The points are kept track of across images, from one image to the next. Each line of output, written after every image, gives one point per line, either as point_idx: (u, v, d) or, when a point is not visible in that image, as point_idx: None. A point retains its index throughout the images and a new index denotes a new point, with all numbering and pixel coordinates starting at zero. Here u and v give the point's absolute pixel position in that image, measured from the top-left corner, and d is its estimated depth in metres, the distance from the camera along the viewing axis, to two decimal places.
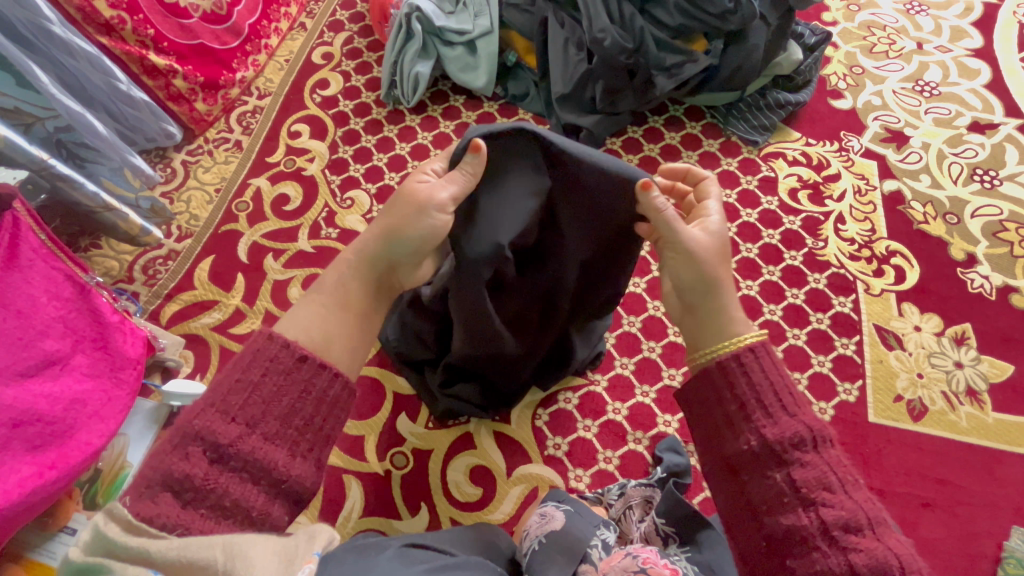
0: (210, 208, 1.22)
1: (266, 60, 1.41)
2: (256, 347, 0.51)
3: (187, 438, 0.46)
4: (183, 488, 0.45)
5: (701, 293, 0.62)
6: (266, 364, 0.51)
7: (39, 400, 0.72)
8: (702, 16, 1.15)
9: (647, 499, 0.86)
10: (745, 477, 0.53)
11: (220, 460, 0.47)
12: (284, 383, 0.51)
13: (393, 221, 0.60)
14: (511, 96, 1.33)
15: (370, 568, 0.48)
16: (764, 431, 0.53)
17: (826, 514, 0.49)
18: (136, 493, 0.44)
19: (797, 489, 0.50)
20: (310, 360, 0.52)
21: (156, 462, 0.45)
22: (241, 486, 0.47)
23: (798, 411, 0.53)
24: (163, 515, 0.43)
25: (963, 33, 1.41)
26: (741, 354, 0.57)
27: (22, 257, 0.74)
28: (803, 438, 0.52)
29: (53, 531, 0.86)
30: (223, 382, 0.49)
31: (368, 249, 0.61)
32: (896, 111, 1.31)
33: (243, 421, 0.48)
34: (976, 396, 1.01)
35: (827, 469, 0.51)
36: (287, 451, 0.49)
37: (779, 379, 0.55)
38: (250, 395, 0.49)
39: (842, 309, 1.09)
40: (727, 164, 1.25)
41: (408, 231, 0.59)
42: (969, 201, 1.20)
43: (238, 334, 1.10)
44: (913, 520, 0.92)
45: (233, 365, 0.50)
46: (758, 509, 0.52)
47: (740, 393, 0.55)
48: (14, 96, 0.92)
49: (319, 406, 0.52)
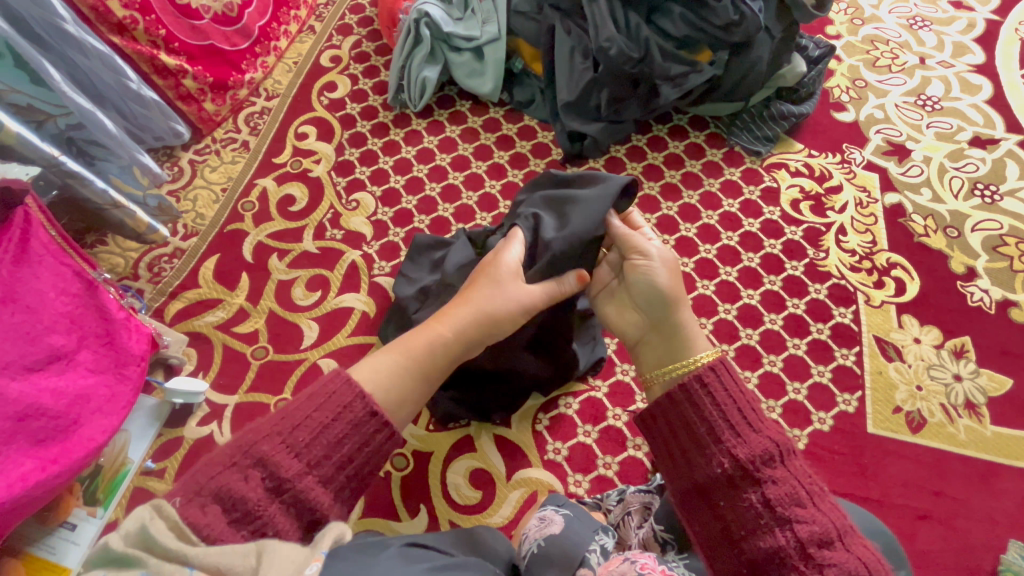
0: (216, 207, 1.23)
1: (275, 62, 1.43)
2: (334, 390, 0.53)
3: (252, 462, 0.49)
4: (234, 507, 0.47)
5: (663, 309, 0.69)
6: (337, 409, 0.52)
7: (45, 395, 0.73)
8: (707, 28, 1.15)
9: (646, 506, 0.82)
10: (722, 501, 0.57)
11: (274, 489, 0.49)
12: (349, 433, 0.52)
13: (491, 308, 0.67)
14: (517, 102, 1.35)
15: (371, 564, 0.48)
16: (735, 451, 0.57)
17: (801, 530, 0.52)
18: (187, 498, 0.47)
19: (772, 509, 0.54)
20: (379, 418, 0.54)
21: (212, 475, 0.48)
22: (285, 517, 0.49)
23: (762, 427, 0.58)
24: (208, 526, 0.45)
25: (966, 49, 1.42)
26: (703, 373, 0.61)
27: (31, 252, 0.75)
28: (772, 455, 0.56)
29: (53, 526, 0.89)
30: (295, 416, 0.51)
31: (465, 328, 0.66)
32: (898, 124, 1.32)
33: (304, 460, 0.50)
34: (975, 409, 1.01)
35: (796, 484, 0.55)
36: (334, 495, 0.51)
37: (743, 399, 0.60)
38: (316, 436, 0.51)
39: (842, 319, 1.10)
40: (730, 174, 1.26)
41: (504, 326, 0.68)
42: (969, 215, 1.20)
43: (242, 332, 1.10)
44: (910, 532, 0.92)
45: (309, 400, 0.52)
46: (734, 532, 0.56)
47: (707, 415, 0.60)
48: (28, 93, 0.93)
49: (374, 460, 0.54)
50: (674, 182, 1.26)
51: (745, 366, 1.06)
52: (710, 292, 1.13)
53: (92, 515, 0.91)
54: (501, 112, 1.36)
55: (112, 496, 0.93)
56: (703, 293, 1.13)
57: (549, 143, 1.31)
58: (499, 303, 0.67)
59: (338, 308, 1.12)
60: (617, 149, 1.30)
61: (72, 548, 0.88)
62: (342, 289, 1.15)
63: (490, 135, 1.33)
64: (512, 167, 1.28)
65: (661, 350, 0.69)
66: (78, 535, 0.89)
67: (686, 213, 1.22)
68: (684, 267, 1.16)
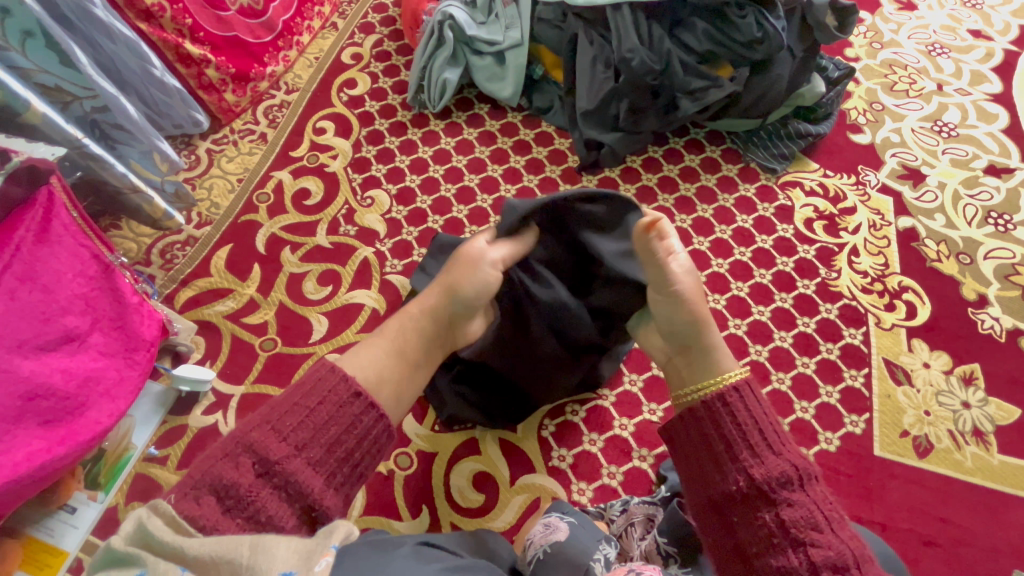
0: (231, 197, 1.24)
1: (296, 56, 1.44)
2: (319, 375, 0.56)
3: (241, 450, 0.49)
4: (228, 494, 0.47)
5: (691, 333, 0.70)
6: (324, 393, 0.55)
7: (55, 375, 0.72)
8: (730, 44, 1.17)
9: (649, 517, 0.82)
10: (736, 517, 0.57)
11: (265, 475, 0.49)
12: (335, 414, 0.54)
13: (452, 278, 0.70)
14: (535, 108, 1.36)
15: (388, 560, 0.49)
16: (752, 471, 0.57)
17: (815, 554, 0.52)
18: (181, 494, 0.46)
19: (786, 530, 0.54)
20: (363, 397, 0.56)
21: (205, 467, 0.48)
22: (278, 503, 0.49)
23: (782, 449, 0.58)
24: (203, 517, 0.45)
25: (983, 78, 1.43)
26: (725, 393, 0.62)
27: (52, 233, 0.75)
28: (789, 478, 0.56)
29: (52, 509, 0.88)
30: (283, 403, 0.53)
31: (432, 302, 0.71)
32: (914, 149, 1.33)
33: (293, 442, 0.51)
34: (982, 437, 1.01)
35: (813, 508, 0.54)
36: (324, 480, 0.52)
37: (764, 420, 0.60)
38: (304, 419, 0.52)
39: (852, 340, 1.10)
40: (745, 190, 1.27)
41: (465, 284, 0.70)
42: (982, 243, 1.21)
43: (251, 323, 1.10)
44: (914, 557, 0.92)
45: (295, 387, 0.54)
46: (748, 550, 0.56)
47: (727, 433, 0.60)
48: (56, 73, 0.93)
49: (360, 442, 0.55)
50: (689, 195, 1.26)
51: (753, 382, 1.06)
52: (721, 306, 1.13)
53: (92, 500, 0.90)
54: (519, 117, 1.37)
55: (113, 480, 0.92)
56: (713, 307, 1.13)
57: (565, 150, 1.31)
58: (459, 274, 0.70)
59: (348, 304, 1.12)
60: (633, 159, 1.31)
61: (71, 532, 0.87)
62: (353, 285, 1.15)
63: (507, 140, 1.33)
64: (528, 172, 1.29)
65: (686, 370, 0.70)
66: (78, 518, 0.88)
67: (700, 226, 1.22)
68: None
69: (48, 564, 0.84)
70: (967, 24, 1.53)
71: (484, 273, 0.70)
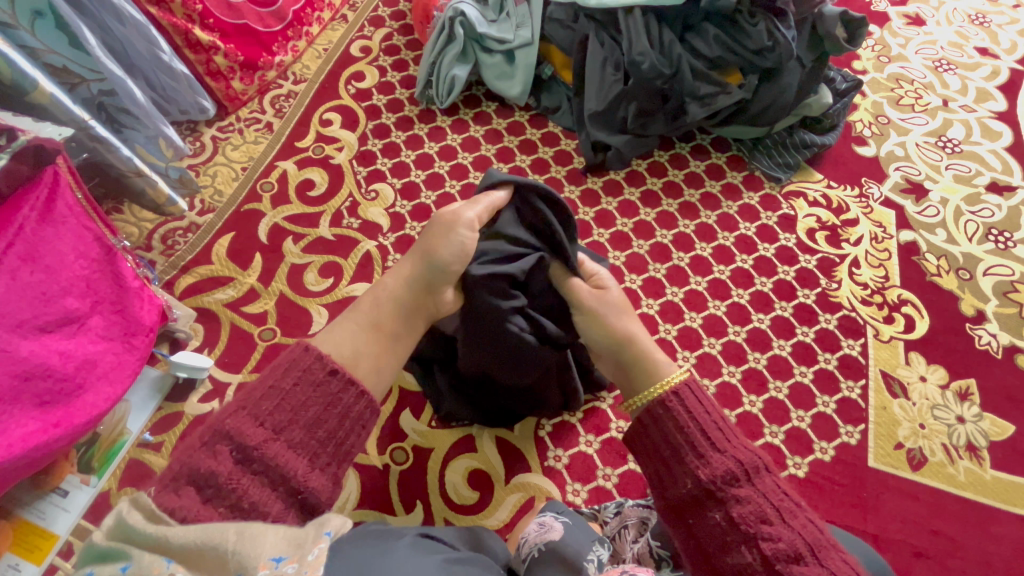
0: (234, 185, 1.23)
1: (305, 47, 1.43)
2: (292, 357, 0.55)
3: (218, 437, 0.49)
4: (207, 483, 0.47)
5: (617, 350, 0.72)
6: (299, 374, 0.54)
7: (54, 356, 0.72)
8: (739, 50, 1.17)
9: (643, 520, 0.80)
10: (690, 519, 0.57)
11: (244, 461, 0.49)
12: (312, 394, 0.54)
13: (427, 244, 0.68)
14: (543, 108, 1.36)
15: (388, 548, 0.49)
16: (699, 472, 0.57)
17: (767, 547, 0.52)
18: (161, 485, 0.46)
19: (737, 527, 0.54)
20: (340, 374, 0.55)
21: (184, 457, 0.48)
22: (259, 488, 0.48)
23: (726, 446, 0.58)
24: (184, 508, 0.45)
25: (989, 96, 1.44)
26: (666, 398, 0.62)
27: (56, 213, 0.74)
28: (736, 475, 0.56)
29: (45, 491, 0.88)
30: (257, 389, 0.52)
31: (407, 270, 0.68)
32: (918, 163, 1.33)
33: (270, 426, 0.51)
34: (976, 452, 1.02)
35: (762, 502, 0.55)
36: (308, 462, 0.51)
37: (705, 417, 0.60)
38: (279, 402, 0.52)
39: (850, 351, 1.10)
40: (748, 198, 1.27)
41: (439, 249, 0.67)
42: (982, 259, 1.21)
43: (251, 313, 1.10)
44: (904, 569, 0.92)
45: (270, 371, 0.54)
46: (706, 550, 0.56)
47: (672, 437, 0.61)
48: (65, 55, 0.92)
49: (342, 421, 0.54)
50: (692, 201, 1.26)
51: (751, 390, 1.06)
52: (720, 312, 1.13)
53: (84, 484, 0.90)
54: (526, 116, 1.37)
55: (107, 465, 0.92)
56: (713, 313, 1.13)
57: (571, 151, 1.31)
58: (437, 238, 0.68)
59: (349, 297, 1.12)
60: (639, 163, 1.31)
61: (62, 515, 0.87)
62: (354, 277, 1.14)
63: (513, 138, 1.33)
64: (533, 171, 1.29)
65: (627, 388, 0.70)
66: (69, 502, 0.88)
67: (702, 232, 1.23)
68: (697, 286, 1.16)
69: (39, 546, 0.85)
70: (975, 41, 1.53)
71: (460, 238, 0.68)
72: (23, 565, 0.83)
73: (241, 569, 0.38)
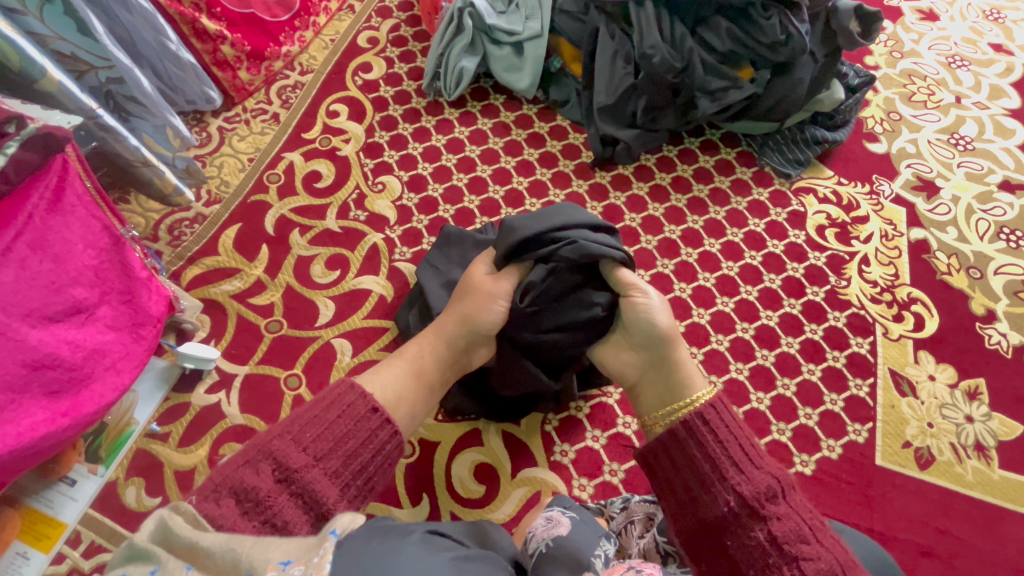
0: (241, 176, 1.23)
1: (312, 37, 1.42)
2: (339, 391, 0.56)
3: (263, 456, 0.50)
4: (246, 497, 0.48)
5: (658, 355, 0.74)
6: (343, 407, 0.55)
7: (62, 346, 0.71)
8: (752, 44, 1.16)
9: (650, 516, 0.79)
10: (729, 539, 0.59)
11: (283, 481, 0.50)
12: (353, 428, 0.55)
13: (466, 309, 0.75)
14: (551, 101, 1.35)
15: (402, 547, 0.48)
16: (740, 489, 0.60)
17: (806, 566, 0.55)
18: (201, 495, 0.47)
19: (778, 546, 0.57)
20: (381, 412, 0.57)
21: (227, 470, 0.49)
22: (293, 509, 0.49)
23: (762, 463, 0.62)
24: (223, 516, 0.46)
25: (1002, 93, 1.42)
26: (702, 411, 0.65)
27: (65, 202, 0.74)
28: (775, 492, 0.59)
29: (53, 480, 0.90)
30: (304, 415, 0.53)
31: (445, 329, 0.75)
32: (929, 160, 1.32)
33: (311, 453, 0.51)
34: (984, 451, 1.01)
35: (798, 520, 0.58)
36: (339, 492, 0.52)
37: (741, 435, 0.64)
38: (323, 431, 0.53)
39: (858, 349, 1.10)
40: (758, 194, 1.26)
41: (479, 317, 0.74)
42: (992, 258, 1.20)
43: (257, 305, 1.09)
44: (910, 567, 0.92)
45: (317, 400, 0.55)
46: (741, 567, 0.58)
47: (711, 453, 0.63)
48: (73, 42, 0.91)
49: (375, 456, 0.55)
50: (701, 197, 1.26)
51: (758, 387, 1.05)
52: (729, 309, 1.13)
53: (92, 473, 0.91)
54: (534, 109, 1.35)
55: (114, 455, 0.93)
56: (721, 310, 1.12)
57: (580, 145, 1.30)
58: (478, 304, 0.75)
59: (355, 290, 1.12)
60: (647, 158, 1.30)
61: (70, 504, 0.89)
62: (361, 270, 1.14)
63: (521, 132, 1.32)
64: (541, 165, 1.27)
65: (659, 395, 0.73)
66: (77, 491, 0.90)
67: (711, 229, 1.22)
68: (705, 283, 1.15)
69: (47, 534, 0.86)
70: (989, 37, 1.52)
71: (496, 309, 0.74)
72: (31, 553, 0.85)
73: (250, 572, 0.38)
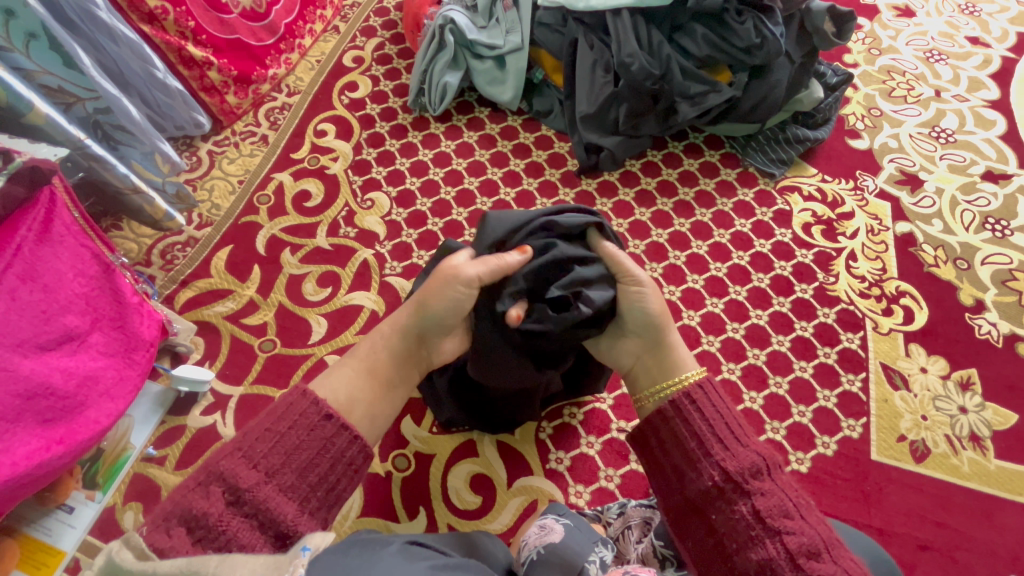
0: (231, 199, 1.24)
1: (298, 59, 1.44)
2: (290, 401, 0.57)
3: (212, 478, 0.51)
4: (199, 524, 0.48)
5: (651, 336, 0.74)
6: (294, 418, 0.56)
7: (55, 374, 0.72)
8: (728, 48, 1.18)
9: (647, 521, 0.79)
10: (713, 514, 0.59)
11: (235, 502, 0.50)
12: (306, 439, 0.56)
13: (421, 294, 0.70)
14: (535, 112, 1.37)
15: (373, 557, 0.49)
16: (724, 464, 0.60)
17: (790, 541, 0.55)
18: (152, 525, 0.48)
19: (761, 520, 0.56)
20: (334, 420, 0.58)
21: (179, 497, 0.50)
22: (248, 530, 0.50)
23: (749, 441, 0.62)
24: (174, 548, 0.46)
25: (981, 84, 1.44)
26: (690, 390, 0.66)
27: (54, 232, 0.75)
28: (759, 468, 0.59)
29: (50, 509, 0.89)
30: (254, 431, 0.54)
31: (402, 321, 0.71)
32: (912, 154, 1.33)
33: (263, 469, 0.52)
34: (979, 442, 1.01)
35: (783, 496, 0.58)
36: (298, 506, 0.53)
37: (727, 414, 0.65)
38: (274, 445, 0.54)
39: (849, 344, 1.10)
40: (743, 195, 1.27)
41: (433, 300, 0.69)
42: (979, 248, 1.21)
43: (250, 325, 1.10)
44: (910, 562, 0.92)
45: (267, 414, 0.56)
46: (726, 545, 0.58)
47: (697, 430, 0.63)
48: (59, 75, 0.93)
49: (333, 466, 0.56)
50: (688, 200, 1.27)
51: (751, 386, 1.06)
52: (718, 309, 1.13)
53: (89, 500, 0.91)
54: (519, 120, 1.37)
55: (111, 481, 0.93)
56: (711, 311, 1.13)
57: (565, 154, 1.32)
58: (431, 289, 0.69)
59: (347, 306, 1.13)
60: (632, 163, 1.31)
61: (69, 531, 0.88)
62: (352, 286, 1.15)
63: (507, 143, 1.34)
64: (527, 175, 1.29)
65: (647, 376, 0.73)
66: (75, 518, 0.89)
67: (698, 230, 1.23)
68: (694, 284, 1.16)
69: (46, 563, 0.86)
70: (966, 31, 1.54)
71: (457, 289, 0.68)
72: None
73: None
